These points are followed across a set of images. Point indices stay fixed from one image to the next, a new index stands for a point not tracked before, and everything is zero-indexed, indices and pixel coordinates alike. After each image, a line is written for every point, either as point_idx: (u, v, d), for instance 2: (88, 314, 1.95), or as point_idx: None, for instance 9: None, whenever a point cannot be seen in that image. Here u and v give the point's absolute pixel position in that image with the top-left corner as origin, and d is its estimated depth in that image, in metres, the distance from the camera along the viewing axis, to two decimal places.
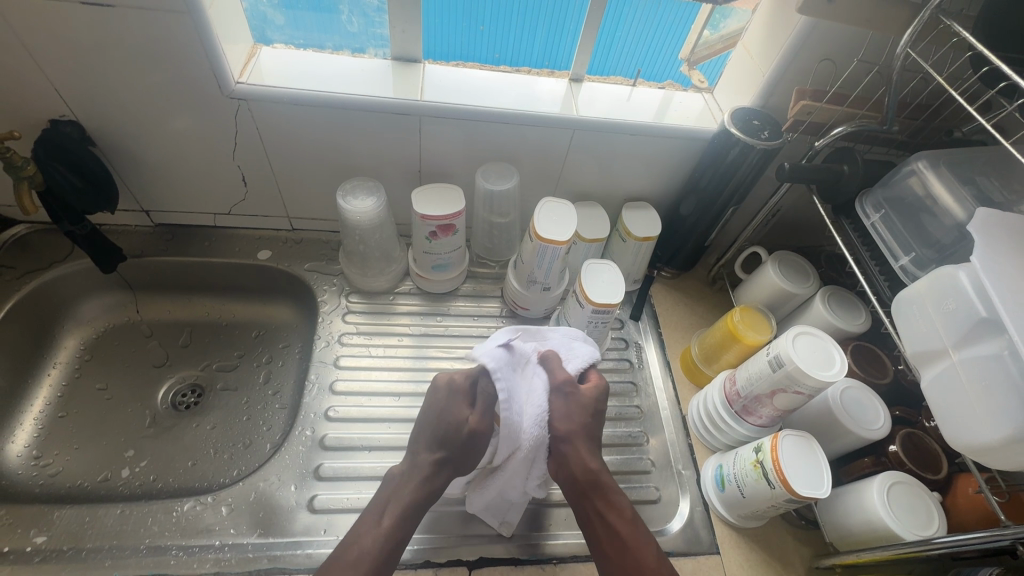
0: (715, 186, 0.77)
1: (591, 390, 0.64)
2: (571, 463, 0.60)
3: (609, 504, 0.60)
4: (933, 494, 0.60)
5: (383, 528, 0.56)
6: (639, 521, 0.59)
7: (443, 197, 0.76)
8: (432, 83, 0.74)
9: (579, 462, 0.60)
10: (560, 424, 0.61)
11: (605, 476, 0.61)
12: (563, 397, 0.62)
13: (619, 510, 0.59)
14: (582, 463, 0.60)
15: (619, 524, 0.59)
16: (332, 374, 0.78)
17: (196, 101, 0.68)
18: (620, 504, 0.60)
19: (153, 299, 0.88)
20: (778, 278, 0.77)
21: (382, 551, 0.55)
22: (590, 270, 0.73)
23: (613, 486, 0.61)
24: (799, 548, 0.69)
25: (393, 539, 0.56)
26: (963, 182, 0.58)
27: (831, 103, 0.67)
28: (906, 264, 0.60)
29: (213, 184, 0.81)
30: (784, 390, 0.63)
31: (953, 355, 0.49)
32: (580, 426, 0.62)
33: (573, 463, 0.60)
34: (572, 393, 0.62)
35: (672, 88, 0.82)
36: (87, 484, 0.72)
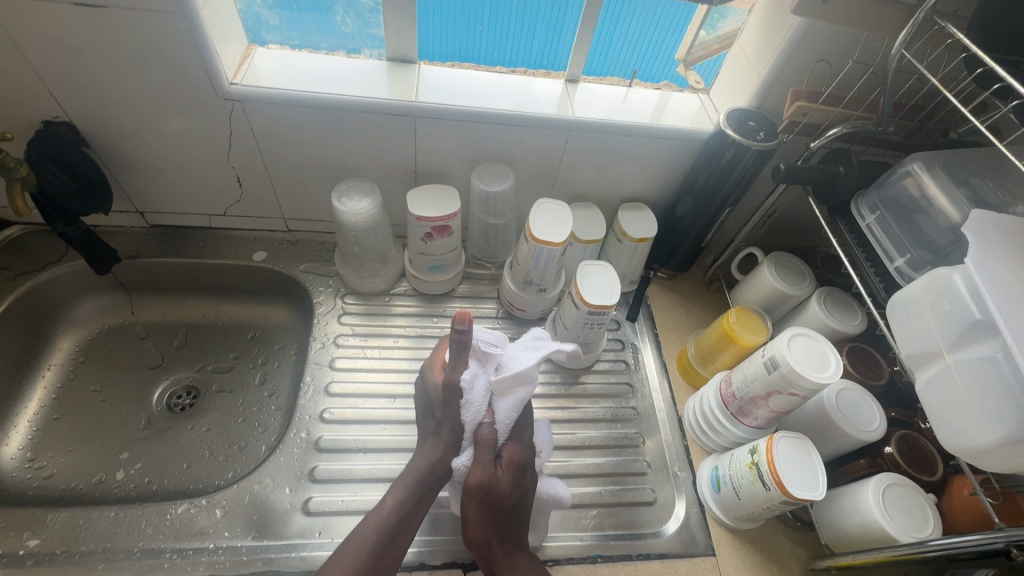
0: (711, 187, 0.76)
1: (507, 488, 0.60)
2: (506, 573, 0.58)
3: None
4: (928, 495, 0.60)
5: (388, 507, 0.57)
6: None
7: (438, 199, 0.76)
8: (428, 84, 0.73)
9: (502, 573, 0.58)
10: (472, 537, 0.59)
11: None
12: (474, 501, 0.59)
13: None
14: (522, 571, 0.58)
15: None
16: (327, 376, 0.78)
17: (190, 102, 0.68)
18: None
19: (149, 300, 0.88)
20: (775, 279, 0.77)
21: (381, 539, 0.55)
22: (585, 271, 0.73)
23: (519, 564, 0.59)
24: (795, 550, 0.69)
25: (396, 524, 0.56)
26: (959, 183, 0.58)
27: (827, 104, 0.67)
28: (902, 266, 0.60)
29: (208, 185, 0.80)
30: (779, 392, 0.63)
31: (948, 357, 0.49)
32: (490, 531, 0.59)
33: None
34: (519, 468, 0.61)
35: (668, 88, 0.82)
36: (81, 486, 0.72)
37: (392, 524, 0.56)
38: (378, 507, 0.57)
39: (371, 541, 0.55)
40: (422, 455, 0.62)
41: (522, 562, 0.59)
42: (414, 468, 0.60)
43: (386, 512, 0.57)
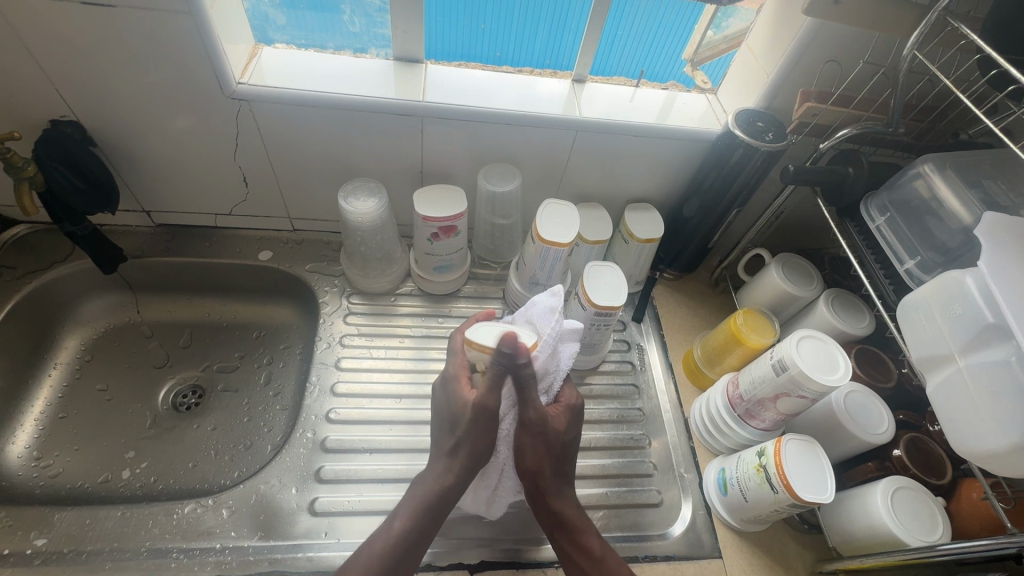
0: (719, 188, 0.76)
1: (562, 428, 0.60)
2: (554, 504, 0.60)
3: (575, 544, 0.59)
4: (937, 499, 0.60)
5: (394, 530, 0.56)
6: (610, 557, 0.59)
7: (445, 199, 0.76)
8: (434, 84, 0.73)
9: (552, 503, 0.60)
10: (529, 465, 0.59)
11: (577, 518, 0.60)
12: (532, 437, 0.58)
13: (586, 550, 0.59)
14: (565, 503, 0.61)
15: (583, 563, 0.59)
16: (333, 376, 0.77)
17: (196, 102, 0.67)
18: (590, 545, 0.59)
19: (154, 299, 0.88)
20: (782, 280, 0.77)
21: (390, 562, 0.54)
22: (592, 271, 0.73)
23: (586, 526, 0.60)
24: (801, 552, 0.69)
25: (403, 552, 0.55)
26: (970, 185, 0.58)
27: (837, 105, 0.66)
28: (912, 268, 0.59)
29: (214, 185, 0.80)
30: (787, 394, 0.63)
31: (959, 360, 0.49)
32: (548, 463, 0.60)
33: (553, 502, 0.60)
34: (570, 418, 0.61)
35: (675, 88, 0.82)
36: (88, 485, 0.72)
37: (400, 548, 0.55)
38: (384, 532, 0.56)
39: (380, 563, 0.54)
40: (431, 476, 0.59)
41: (569, 495, 0.61)
42: (422, 491, 0.58)
43: (395, 537, 0.56)
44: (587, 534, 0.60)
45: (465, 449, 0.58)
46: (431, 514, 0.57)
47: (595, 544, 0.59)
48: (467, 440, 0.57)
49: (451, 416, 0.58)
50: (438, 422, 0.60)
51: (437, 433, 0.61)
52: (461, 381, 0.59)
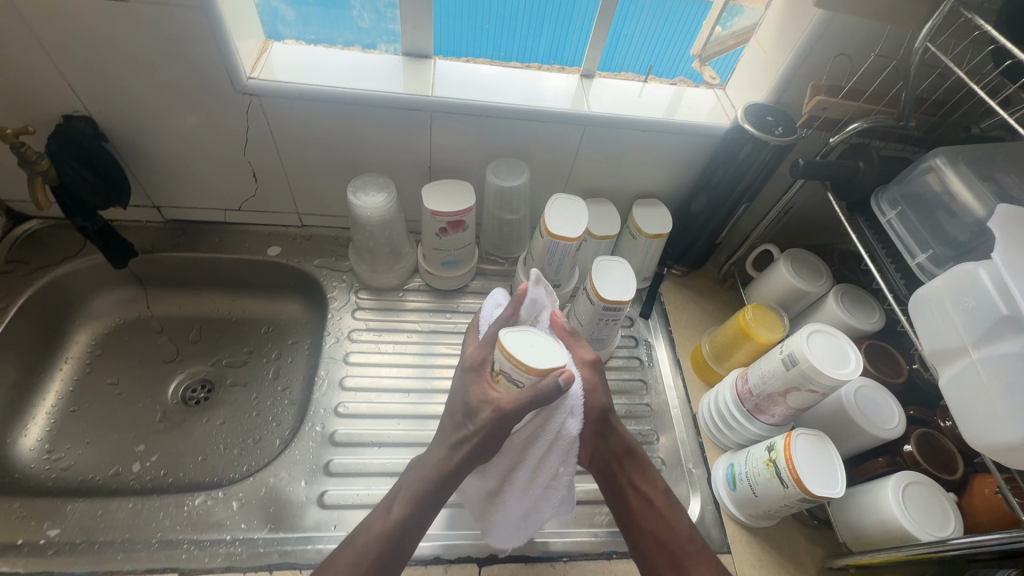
0: (727, 183, 0.76)
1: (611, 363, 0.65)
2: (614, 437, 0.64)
3: (641, 475, 0.62)
4: (949, 494, 0.60)
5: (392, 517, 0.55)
6: (666, 486, 0.62)
7: (453, 194, 0.76)
8: (443, 79, 0.73)
9: (615, 432, 0.64)
10: (595, 404, 0.62)
11: (633, 446, 0.64)
12: (594, 372, 0.63)
13: (649, 478, 0.62)
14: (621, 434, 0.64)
15: (648, 490, 0.61)
16: (341, 371, 0.78)
17: (207, 96, 0.68)
18: (653, 477, 0.62)
19: (164, 295, 0.89)
20: (791, 276, 0.77)
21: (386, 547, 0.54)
22: (600, 266, 0.73)
23: (643, 455, 0.64)
24: (811, 548, 0.68)
25: (398, 538, 0.54)
26: (983, 178, 0.57)
27: (847, 99, 0.66)
28: (923, 262, 0.59)
29: (223, 180, 0.81)
30: (797, 389, 0.62)
31: (973, 353, 0.49)
32: (607, 398, 0.64)
33: (611, 440, 0.64)
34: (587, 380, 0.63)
35: (683, 84, 0.82)
36: (99, 478, 0.72)
37: (394, 539, 0.54)
38: (382, 515, 0.56)
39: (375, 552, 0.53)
40: (431, 462, 0.59)
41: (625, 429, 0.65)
42: (421, 478, 0.58)
43: (392, 522, 0.55)
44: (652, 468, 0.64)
45: (470, 441, 0.57)
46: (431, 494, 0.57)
47: (653, 473, 0.63)
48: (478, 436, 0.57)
49: (468, 406, 0.59)
50: (449, 417, 0.61)
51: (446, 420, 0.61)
52: (481, 378, 0.60)
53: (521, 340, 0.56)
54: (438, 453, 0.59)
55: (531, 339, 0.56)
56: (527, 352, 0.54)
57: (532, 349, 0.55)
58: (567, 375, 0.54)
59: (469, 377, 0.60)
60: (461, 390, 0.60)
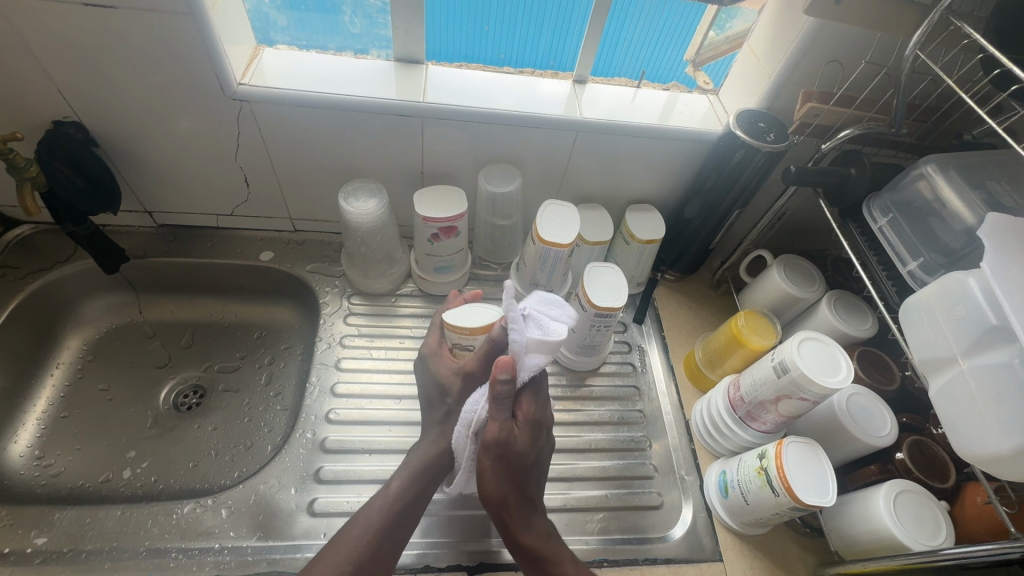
0: (720, 189, 0.76)
1: (524, 446, 0.57)
2: (522, 537, 0.57)
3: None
4: (941, 503, 0.59)
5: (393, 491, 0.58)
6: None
7: (445, 200, 0.76)
8: (435, 85, 0.73)
9: (520, 537, 0.57)
10: (490, 495, 0.58)
11: (546, 547, 0.57)
12: (491, 457, 0.57)
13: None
14: (533, 535, 0.57)
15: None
16: (333, 377, 0.77)
17: (197, 102, 0.68)
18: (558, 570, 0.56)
19: (156, 299, 0.89)
20: (783, 282, 0.77)
21: (384, 527, 0.56)
22: (592, 272, 0.72)
23: (563, 552, 0.58)
24: (803, 555, 0.68)
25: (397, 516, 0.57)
26: (974, 186, 0.57)
27: (839, 106, 0.66)
28: (915, 269, 0.59)
29: (215, 185, 0.80)
30: (788, 397, 0.62)
31: (962, 364, 0.48)
32: (511, 490, 0.58)
33: (524, 539, 0.57)
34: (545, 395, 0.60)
35: (677, 89, 0.81)
36: (89, 484, 0.72)
37: (393, 516, 0.57)
38: (383, 492, 0.58)
39: (375, 529, 0.56)
40: (425, 444, 0.63)
41: (537, 525, 0.58)
42: (421, 454, 0.62)
43: (393, 495, 0.58)
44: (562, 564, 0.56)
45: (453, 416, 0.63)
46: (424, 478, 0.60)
47: (565, 559, 0.57)
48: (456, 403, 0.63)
49: (440, 385, 0.65)
50: (426, 402, 0.66)
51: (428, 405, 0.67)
52: (441, 355, 0.67)
53: (463, 313, 0.67)
54: (431, 433, 0.64)
55: (468, 309, 0.67)
56: (469, 318, 0.66)
57: (475, 316, 0.66)
58: (502, 364, 0.54)
59: (431, 359, 0.67)
60: (425, 371, 0.67)
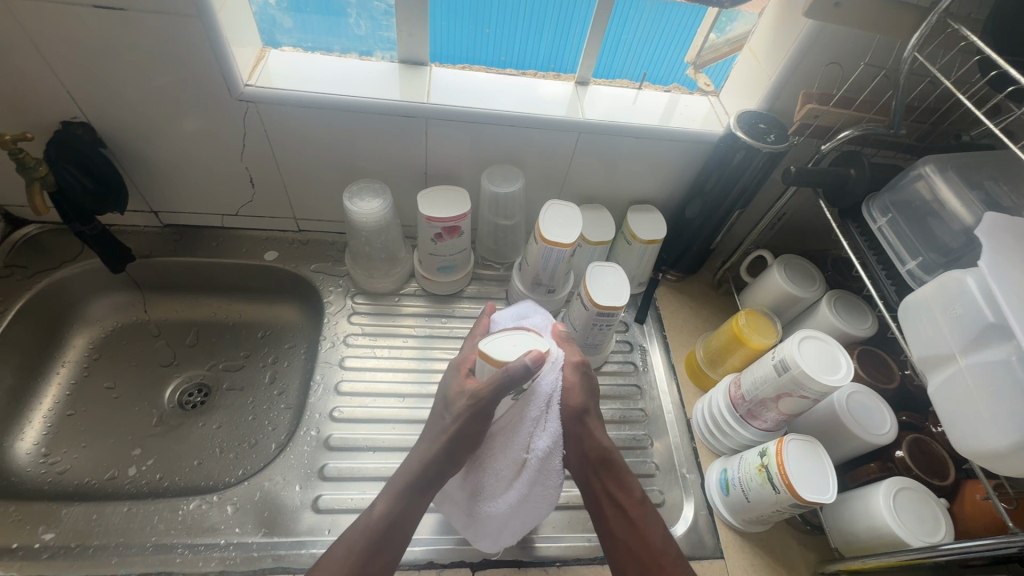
0: (721, 189, 0.77)
1: (596, 375, 0.66)
2: (598, 439, 0.63)
3: (619, 485, 0.62)
4: (940, 500, 0.60)
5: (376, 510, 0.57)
6: (648, 501, 0.62)
7: (448, 200, 0.77)
8: (438, 86, 0.74)
9: (599, 437, 0.63)
10: (574, 404, 0.62)
11: (615, 455, 0.63)
12: (579, 372, 0.63)
13: (627, 488, 0.62)
14: (608, 439, 0.64)
15: (628, 505, 0.61)
16: (337, 375, 0.78)
17: (204, 102, 0.68)
18: (632, 489, 0.62)
19: (161, 299, 0.89)
20: (784, 281, 0.77)
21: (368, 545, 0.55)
22: (595, 271, 0.73)
23: (623, 467, 0.64)
24: (804, 554, 0.68)
25: (384, 529, 0.56)
26: (971, 186, 0.58)
27: (838, 107, 0.67)
28: (913, 268, 0.60)
29: (219, 185, 0.81)
30: (789, 395, 0.63)
31: (961, 360, 0.49)
32: (587, 401, 0.63)
33: (587, 445, 0.63)
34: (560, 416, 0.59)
35: (678, 91, 0.82)
36: (94, 481, 0.73)
37: (383, 528, 0.56)
38: (367, 513, 0.57)
39: (360, 546, 0.55)
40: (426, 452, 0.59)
41: (603, 432, 0.64)
42: (407, 472, 0.60)
43: (375, 517, 0.57)
44: (627, 478, 0.63)
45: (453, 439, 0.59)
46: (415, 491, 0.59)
47: (632, 486, 0.62)
48: (456, 424, 0.59)
49: (445, 398, 0.63)
50: (436, 414, 0.64)
51: (431, 420, 0.64)
52: (460, 372, 0.63)
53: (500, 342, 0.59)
54: (426, 442, 0.62)
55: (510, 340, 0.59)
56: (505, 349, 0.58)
57: (511, 343, 0.58)
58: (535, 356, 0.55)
59: (451, 373, 0.64)
60: (443, 385, 0.64)
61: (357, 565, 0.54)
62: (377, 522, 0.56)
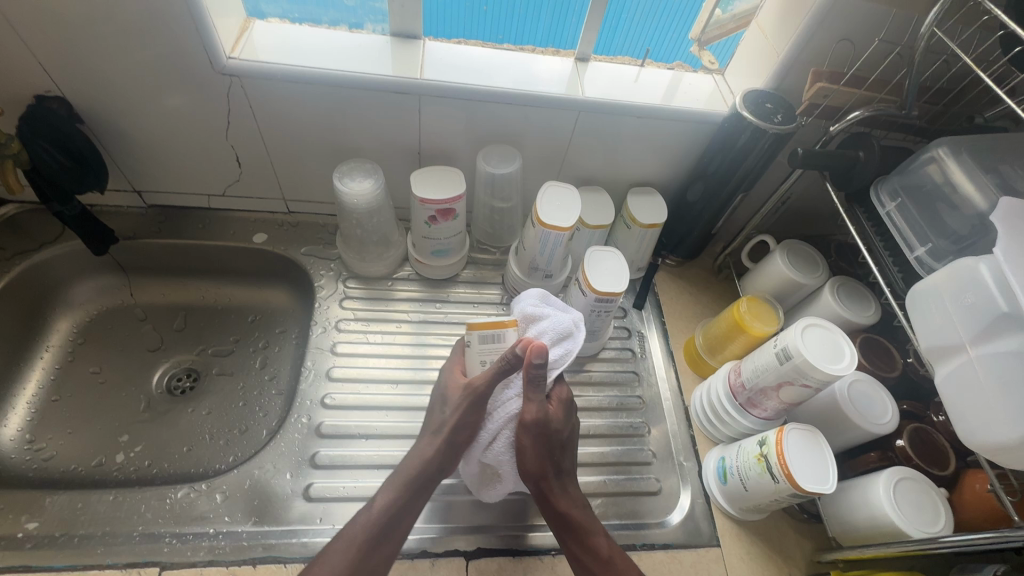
0: (724, 172, 0.74)
1: (560, 423, 0.61)
2: (558, 503, 0.60)
3: (582, 547, 0.58)
4: (940, 490, 0.59)
5: (377, 505, 0.57)
6: (619, 557, 0.58)
7: (443, 181, 0.74)
8: (433, 61, 0.71)
9: (558, 502, 0.60)
10: (531, 469, 0.59)
11: (582, 516, 0.60)
12: (531, 434, 0.59)
13: (594, 550, 0.58)
14: (568, 500, 0.61)
15: (591, 565, 0.57)
16: (328, 361, 0.76)
17: (187, 78, 0.65)
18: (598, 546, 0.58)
19: (148, 281, 0.87)
20: (786, 267, 0.75)
21: (369, 539, 0.54)
22: (594, 256, 0.71)
23: (594, 527, 0.59)
24: (801, 541, 0.68)
25: (381, 528, 0.55)
26: (986, 170, 0.56)
27: (850, 86, 0.64)
28: (922, 255, 0.58)
29: (206, 164, 0.78)
30: (791, 383, 0.61)
31: (970, 351, 0.47)
32: (548, 461, 0.60)
33: (559, 505, 0.60)
34: (536, 431, 0.58)
35: (682, 69, 0.79)
36: (81, 468, 0.71)
37: (383, 524, 0.56)
38: (367, 507, 0.57)
39: (360, 539, 0.54)
40: (417, 452, 0.61)
41: (572, 492, 0.61)
42: (409, 468, 0.60)
43: (376, 511, 0.56)
44: (597, 535, 0.58)
45: (447, 425, 0.60)
46: (415, 487, 0.59)
47: (601, 540, 0.58)
48: (455, 417, 0.60)
49: (444, 394, 0.63)
50: (433, 405, 0.64)
51: (429, 416, 0.64)
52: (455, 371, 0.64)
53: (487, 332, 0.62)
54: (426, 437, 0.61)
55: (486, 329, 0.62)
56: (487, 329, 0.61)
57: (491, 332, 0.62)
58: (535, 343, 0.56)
59: (445, 371, 0.65)
60: (441, 383, 0.64)
61: (356, 563, 0.53)
62: (378, 515, 0.56)
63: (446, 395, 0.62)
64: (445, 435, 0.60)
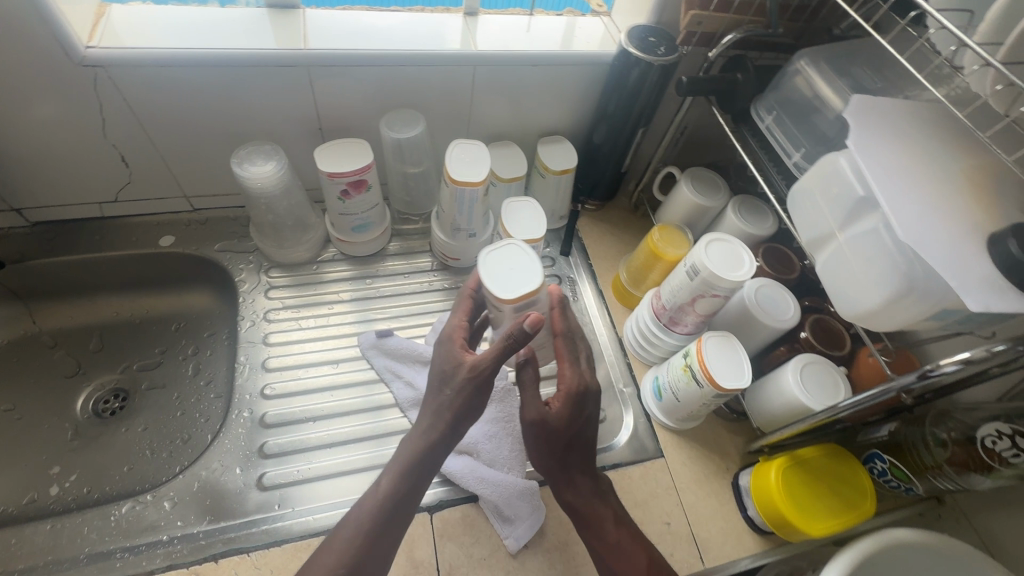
0: (622, 110, 0.77)
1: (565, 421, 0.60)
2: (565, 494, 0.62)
3: (592, 534, 0.60)
4: (839, 368, 0.67)
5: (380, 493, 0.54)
6: (626, 537, 0.59)
7: (349, 153, 0.73)
8: (316, 30, 0.68)
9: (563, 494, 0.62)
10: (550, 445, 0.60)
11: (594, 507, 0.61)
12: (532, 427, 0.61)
13: (601, 533, 0.59)
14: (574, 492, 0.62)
15: (598, 547, 0.59)
16: (263, 353, 0.75)
17: (43, 75, 0.60)
18: (603, 527, 0.60)
19: (49, 305, 0.81)
20: (691, 193, 0.80)
21: (373, 526, 0.52)
22: (510, 208, 0.73)
23: (603, 514, 0.60)
24: (733, 438, 0.75)
25: (389, 512, 0.53)
26: (841, 76, 0.61)
27: (719, 11, 0.68)
28: (799, 160, 0.63)
29: (90, 169, 0.73)
30: (703, 296, 0.66)
31: (840, 236, 0.53)
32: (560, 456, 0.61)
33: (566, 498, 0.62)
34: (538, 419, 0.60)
35: (571, 14, 0.80)
36: (10, 508, 0.67)
37: (388, 509, 0.54)
38: (373, 492, 0.55)
39: (364, 529, 0.52)
40: (417, 436, 0.57)
41: (581, 485, 0.62)
42: (410, 451, 0.56)
43: (380, 497, 0.54)
44: (606, 522, 0.60)
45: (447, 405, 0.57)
46: (419, 471, 0.56)
47: (608, 519, 0.60)
48: (456, 399, 0.56)
49: (443, 373, 0.59)
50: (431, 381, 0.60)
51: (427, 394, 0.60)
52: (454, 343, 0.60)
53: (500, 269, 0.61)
54: (426, 420, 0.57)
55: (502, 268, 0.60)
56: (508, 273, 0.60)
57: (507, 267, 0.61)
58: (534, 319, 0.53)
59: (446, 345, 0.60)
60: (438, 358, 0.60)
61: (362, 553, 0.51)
62: (382, 500, 0.54)
63: (443, 369, 0.59)
64: (448, 417, 0.56)
